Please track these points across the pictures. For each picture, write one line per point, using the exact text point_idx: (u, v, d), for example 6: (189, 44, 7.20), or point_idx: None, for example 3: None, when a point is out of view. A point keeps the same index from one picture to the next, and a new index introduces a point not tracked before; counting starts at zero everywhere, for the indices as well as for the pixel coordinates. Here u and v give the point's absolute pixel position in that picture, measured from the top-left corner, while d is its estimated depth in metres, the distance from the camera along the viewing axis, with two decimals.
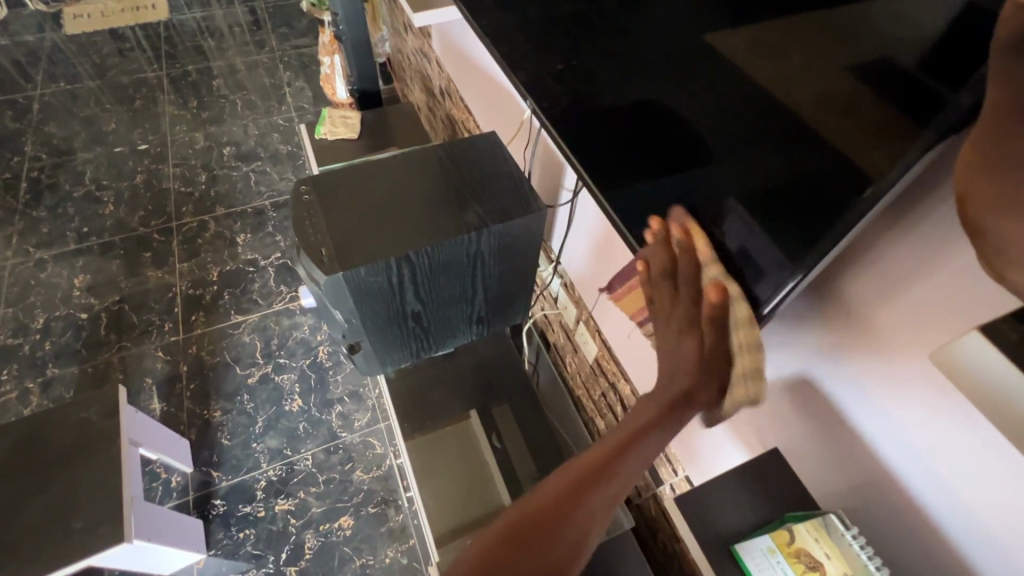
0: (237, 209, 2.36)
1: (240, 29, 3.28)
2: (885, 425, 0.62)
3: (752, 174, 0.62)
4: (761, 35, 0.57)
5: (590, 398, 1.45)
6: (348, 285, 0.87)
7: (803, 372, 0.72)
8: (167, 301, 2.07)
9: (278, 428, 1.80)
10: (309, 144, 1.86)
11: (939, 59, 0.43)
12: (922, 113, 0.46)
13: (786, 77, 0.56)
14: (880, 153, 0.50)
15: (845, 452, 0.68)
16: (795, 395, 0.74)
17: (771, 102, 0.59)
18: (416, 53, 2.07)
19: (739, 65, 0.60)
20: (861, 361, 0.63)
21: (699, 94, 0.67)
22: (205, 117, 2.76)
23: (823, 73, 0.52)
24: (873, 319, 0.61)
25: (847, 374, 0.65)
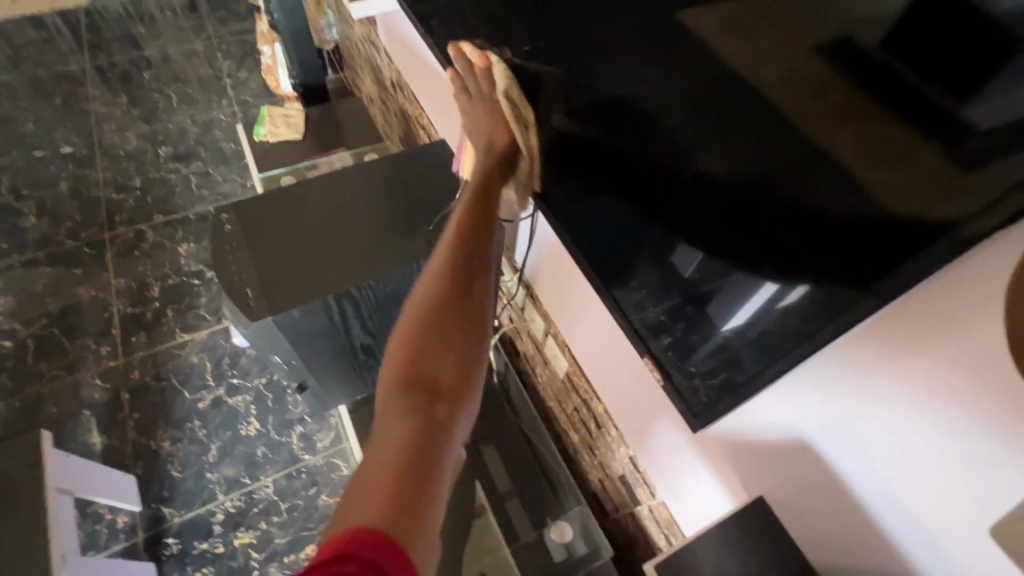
0: (177, 216, 2.17)
1: (173, 13, 3.01)
2: (891, 495, 0.59)
3: (732, 166, 0.59)
4: (727, 14, 0.53)
5: (562, 412, 1.39)
6: (282, 328, 0.77)
7: (794, 430, 0.67)
8: (103, 322, 1.90)
9: (234, 455, 1.67)
10: (248, 147, 1.71)
11: (952, 73, 0.41)
12: (904, 108, 0.44)
13: (752, 59, 0.53)
14: (849, 140, 0.48)
15: (844, 515, 0.65)
16: (787, 452, 0.69)
17: (737, 90, 0.55)
18: (365, 41, 1.91)
19: (705, 47, 0.56)
20: (865, 429, 0.59)
21: (664, 85, 0.62)
22: (137, 113, 2.53)
23: (788, 54, 0.50)
24: (884, 387, 0.56)
25: (849, 440, 0.61)
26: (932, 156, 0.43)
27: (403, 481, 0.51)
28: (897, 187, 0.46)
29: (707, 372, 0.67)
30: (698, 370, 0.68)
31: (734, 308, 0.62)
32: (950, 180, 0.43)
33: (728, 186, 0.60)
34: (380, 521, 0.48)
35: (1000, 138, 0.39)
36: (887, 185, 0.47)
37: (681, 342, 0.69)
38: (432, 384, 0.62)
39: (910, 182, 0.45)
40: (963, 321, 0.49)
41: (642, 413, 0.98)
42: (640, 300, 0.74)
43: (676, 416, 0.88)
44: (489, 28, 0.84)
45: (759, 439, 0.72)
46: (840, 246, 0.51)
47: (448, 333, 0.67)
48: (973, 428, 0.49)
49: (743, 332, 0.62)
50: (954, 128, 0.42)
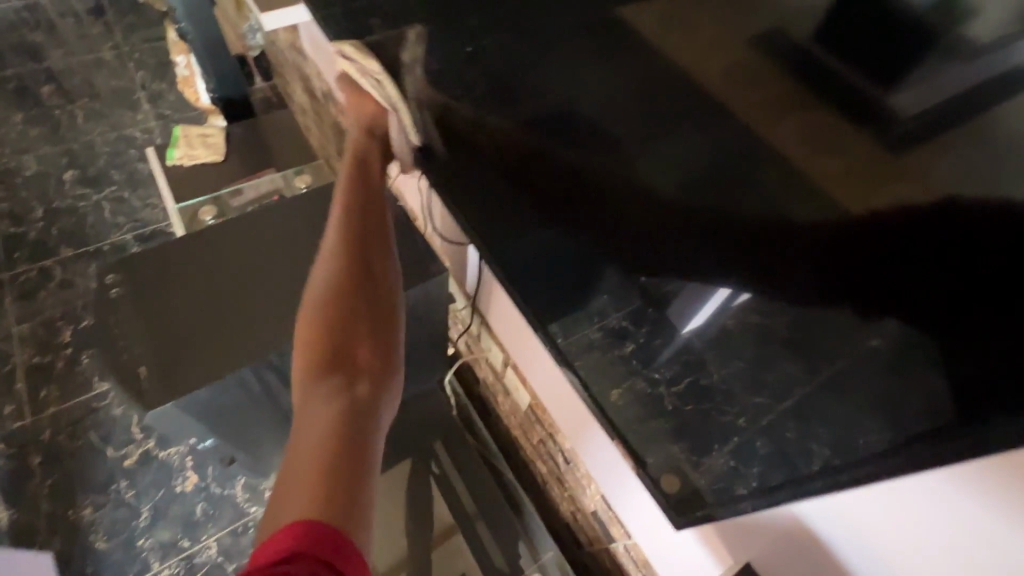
0: (89, 248, 1.95)
1: (75, 19, 2.70)
2: None
3: (668, 173, 0.52)
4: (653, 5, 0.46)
5: (528, 441, 1.31)
6: (207, 383, 0.66)
7: (785, 509, 0.64)
8: (4, 376, 1.67)
9: (169, 517, 1.50)
10: (161, 172, 1.53)
11: (883, 60, 0.35)
12: (839, 101, 0.38)
13: (681, 51, 0.46)
14: (790, 138, 0.41)
15: None
16: (784, 537, 0.66)
17: (670, 87, 0.48)
18: (290, 48, 1.75)
19: (633, 41, 0.49)
20: (874, 521, 0.56)
21: (597, 86, 0.55)
22: (36, 134, 2.26)
23: (718, 46, 0.43)
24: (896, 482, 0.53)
25: (857, 530, 0.58)
26: (865, 144, 0.37)
27: (336, 485, 0.52)
28: (840, 180, 0.39)
29: (671, 377, 0.62)
30: (662, 377, 0.63)
31: (692, 311, 0.57)
32: (887, 173, 0.37)
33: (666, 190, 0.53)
34: (323, 523, 0.49)
35: (941, 116, 0.33)
36: (829, 181, 0.40)
37: (644, 349, 0.64)
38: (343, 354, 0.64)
39: (854, 174, 0.38)
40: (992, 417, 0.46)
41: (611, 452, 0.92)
42: (604, 306, 0.68)
43: None
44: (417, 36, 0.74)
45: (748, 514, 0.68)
46: (790, 259, 0.45)
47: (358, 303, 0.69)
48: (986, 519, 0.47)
49: (703, 333, 0.56)
50: (885, 120, 0.36)
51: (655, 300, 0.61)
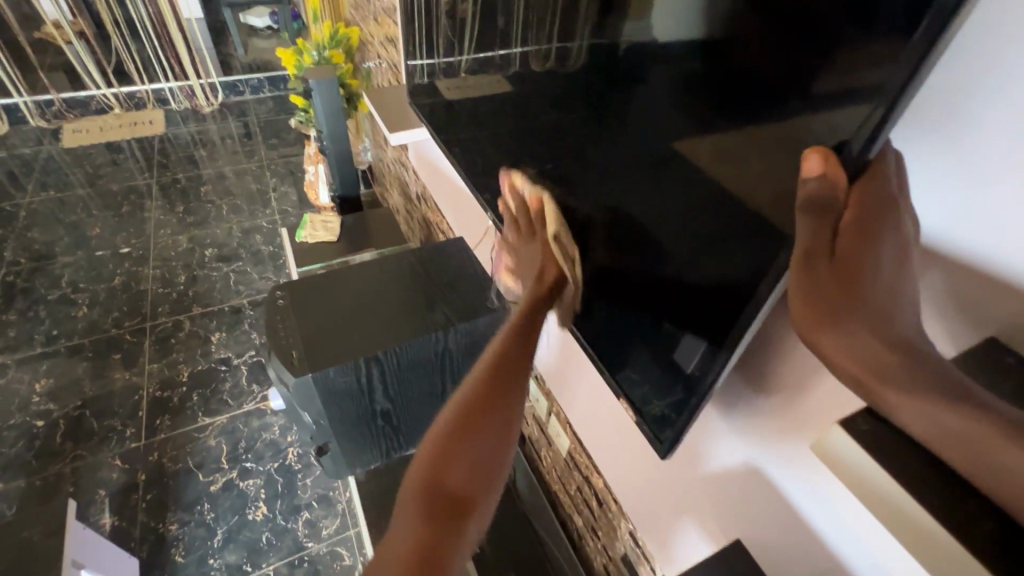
0: (214, 307, 2.38)
1: (232, 140, 3.51)
2: (833, 515, 0.61)
3: (714, 273, 0.62)
4: (722, 142, 0.56)
5: (567, 493, 1.42)
6: (333, 367, 0.89)
7: (749, 464, 0.71)
8: (132, 405, 2.01)
9: (239, 541, 1.68)
10: (289, 247, 1.95)
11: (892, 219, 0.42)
12: None
13: (744, 180, 0.54)
14: None
15: (797, 541, 0.66)
16: (747, 492, 0.72)
17: (731, 205, 0.57)
18: (395, 162, 2.25)
19: (705, 173, 0.60)
20: (789, 443, 0.64)
21: (655, 202, 0.70)
22: (190, 221, 2.88)
23: (773, 179, 0.51)
24: (799, 401, 0.61)
25: (786, 459, 0.65)
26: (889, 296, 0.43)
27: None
28: None
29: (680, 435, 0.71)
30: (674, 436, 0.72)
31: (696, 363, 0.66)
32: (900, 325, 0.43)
33: (693, 287, 0.66)
34: None
35: None
36: None
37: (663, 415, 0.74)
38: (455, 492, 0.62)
39: None
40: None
41: (631, 477, 1.04)
42: (644, 395, 0.78)
43: (659, 490, 0.95)
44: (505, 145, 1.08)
45: (728, 476, 0.75)
46: None
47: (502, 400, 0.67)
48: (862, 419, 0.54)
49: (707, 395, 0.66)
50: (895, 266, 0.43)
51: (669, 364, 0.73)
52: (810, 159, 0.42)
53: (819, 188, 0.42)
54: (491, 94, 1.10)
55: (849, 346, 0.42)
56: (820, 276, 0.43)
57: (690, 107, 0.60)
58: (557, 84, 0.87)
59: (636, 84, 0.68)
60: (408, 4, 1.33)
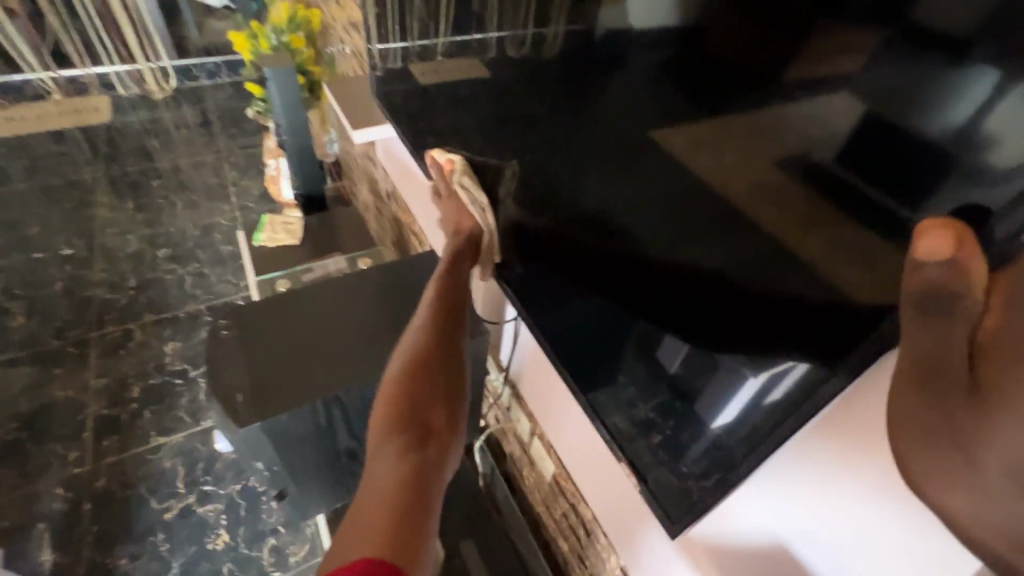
0: (168, 314, 2.20)
1: (187, 129, 3.26)
2: None
3: (701, 263, 0.65)
4: (695, 131, 0.60)
5: (551, 517, 1.34)
6: (291, 410, 0.77)
7: (771, 537, 0.69)
8: (75, 425, 1.83)
9: (198, 573, 1.55)
10: (247, 252, 1.79)
11: (906, 190, 0.45)
12: (866, 214, 0.48)
13: (721, 169, 0.59)
14: (817, 240, 0.52)
15: None
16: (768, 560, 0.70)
17: (708, 194, 0.61)
18: (363, 156, 2.10)
19: (679, 162, 0.63)
20: (827, 527, 0.62)
21: (629, 195, 0.72)
22: (141, 218, 2.66)
23: (753, 167, 0.56)
24: (842, 486, 0.59)
25: (822, 540, 0.63)
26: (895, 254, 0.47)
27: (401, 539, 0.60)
28: (863, 288, 0.49)
29: (699, 472, 0.70)
30: (691, 470, 0.71)
31: (720, 405, 0.66)
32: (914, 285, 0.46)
33: (679, 279, 0.68)
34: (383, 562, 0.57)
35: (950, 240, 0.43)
36: (862, 287, 0.50)
37: (673, 438, 0.72)
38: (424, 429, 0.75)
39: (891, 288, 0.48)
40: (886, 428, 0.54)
41: (625, 512, 0.96)
42: (631, 397, 0.78)
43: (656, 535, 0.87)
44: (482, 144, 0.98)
45: (745, 545, 0.72)
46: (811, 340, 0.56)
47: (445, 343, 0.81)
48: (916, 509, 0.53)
49: (733, 430, 0.65)
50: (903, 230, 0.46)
51: (684, 394, 0.71)
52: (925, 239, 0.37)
53: (926, 283, 0.37)
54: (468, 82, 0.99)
55: (958, 501, 0.39)
56: (932, 391, 0.39)
57: (660, 97, 0.63)
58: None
59: (608, 73, 0.69)
60: None
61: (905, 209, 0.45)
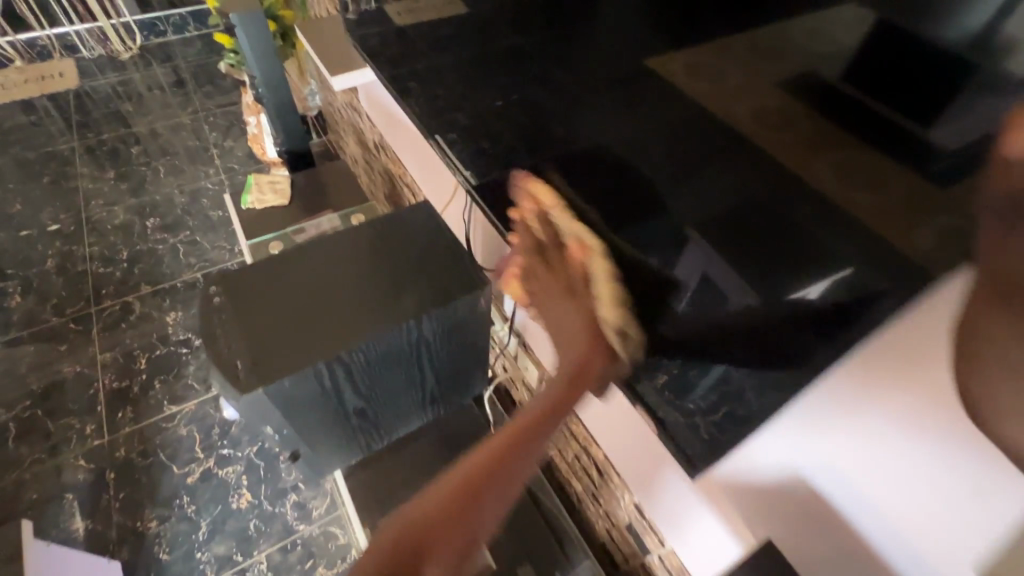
0: (164, 285, 2.17)
1: (161, 90, 3.10)
2: (876, 518, 0.62)
3: (700, 199, 0.60)
4: (698, 53, 0.58)
5: (564, 460, 1.35)
6: (294, 373, 0.75)
7: (793, 471, 0.68)
8: (87, 400, 1.85)
9: (225, 531, 1.60)
10: (235, 215, 1.74)
11: (907, 102, 0.45)
12: (870, 136, 0.48)
13: (723, 98, 0.57)
14: (826, 169, 0.51)
15: (828, 532, 0.68)
16: (785, 491, 0.70)
17: (710, 124, 0.58)
18: (346, 107, 1.99)
19: (679, 91, 0.60)
20: (837, 450, 0.63)
21: (624, 126, 0.67)
22: (124, 188, 2.57)
23: (758, 93, 0.54)
24: (861, 412, 0.60)
25: (834, 466, 0.64)
26: (904, 175, 0.46)
27: None
28: (876, 210, 0.49)
29: (708, 407, 0.65)
30: (698, 407, 0.66)
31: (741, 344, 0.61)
32: (926, 200, 0.46)
33: (679, 225, 0.63)
34: None
35: (969, 154, 0.43)
36: (870, 210, 0.49)
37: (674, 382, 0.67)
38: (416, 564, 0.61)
39: (890, 207, 0.48)
40: (925, 356, 0.54)
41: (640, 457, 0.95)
42: None
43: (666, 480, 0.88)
44: (466, 90, 0.90)
45: (758, 478, 0.73)
46: (818, 271, 0.54)
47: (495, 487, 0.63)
48: (953, 437, 0.53)
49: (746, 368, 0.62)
50: (919, 148, 0.45)
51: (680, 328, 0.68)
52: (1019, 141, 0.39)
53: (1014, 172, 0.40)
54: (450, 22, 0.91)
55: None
56: None
57: (663, 27, 0.61)
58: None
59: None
60: None
61: (916, 127, 0.45)
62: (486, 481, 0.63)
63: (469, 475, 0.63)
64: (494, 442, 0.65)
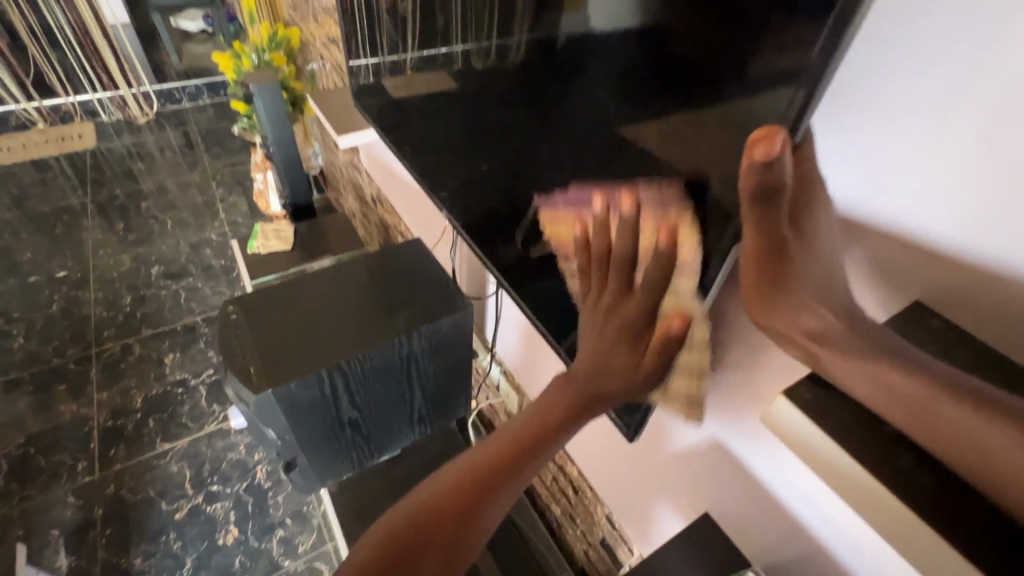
0: (165, 328, 2.27)
1: (172, 151, 3.33)
2: (779, 473, 0.63)
3: None
4: (662, 127, 0.56)
5: (543, 484, 1.42)
6: (300, 378, 0.87)
7: (710, 437, 0.70)
8: (82, 437, 1.89)
9: (210, 566, 1.62)
10: (242, 259, 1.89)
11: None
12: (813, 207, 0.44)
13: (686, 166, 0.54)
14: None
15: (747, 497, 0.68)
16: (707, 459, 0.73)
17: None
18: (348, 166, 2.20)
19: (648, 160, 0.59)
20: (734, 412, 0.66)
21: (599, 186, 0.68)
22: (132, 239, 2.72)
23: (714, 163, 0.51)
24: (747, 370, 0.62)
25: (736, 427, 0.66)
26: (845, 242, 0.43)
27: None
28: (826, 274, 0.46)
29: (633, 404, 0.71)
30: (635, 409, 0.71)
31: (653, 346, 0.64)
32: None
33: None
34: None
35: None
36: None
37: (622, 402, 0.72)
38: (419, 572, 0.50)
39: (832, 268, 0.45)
40: None
41: (606, 466, 1.04)
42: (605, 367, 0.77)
43: (627, 481, 0.97)
44: (451, 152, 1.05)
45: (687, 447, 0.76)
46: None
47: (491, 509, 0.53)
48: None
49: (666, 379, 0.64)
50: None
51: None
52: (752, 145, 0.32)
53: (769, 175, 0.32)
54: (435, 94, 1.07)
55: None
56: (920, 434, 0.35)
57: (630, 96, 0.59)
58: (496, 85, 0.85)
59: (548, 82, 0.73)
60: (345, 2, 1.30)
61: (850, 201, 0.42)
62: (500, 488, 0.54)
63: (482, 476, 0.54)
64: (509, 443, 0.56)
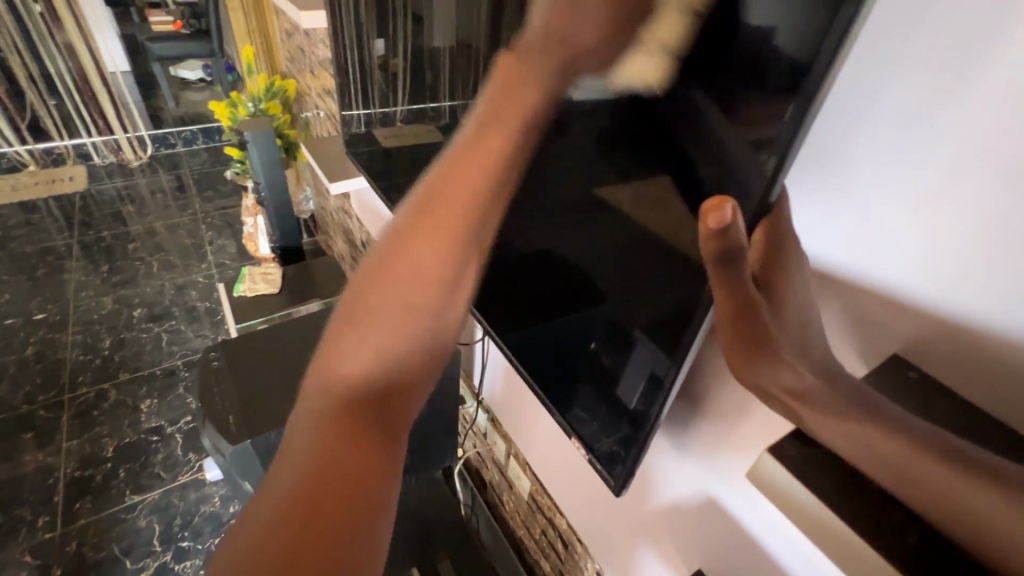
0: (143, 372, 2.21)
1: (163, 194, 3.35)
2: (773, 530, 0.61)
3: (657, 310, 0.58)
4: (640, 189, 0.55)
5: (532, 538, 1.37)
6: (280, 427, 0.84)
7: (703, 491, 0.69)
8: (46, 490, 1.80)
9: None
10: (227, 302, 1.87)
11: None
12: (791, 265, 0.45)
13: (665, 225, 0.53)
14: None
15: (743, 555, 0.66)
16: (700, 515, 0.71)
17: (655, 247, 0.56)
18: (338, 211, 2.23)
19: (629, 221, 0.58)
20: (725, 464, 0.65)
21: (583, 241, 0.68)
22: (115, 281, 2.69)
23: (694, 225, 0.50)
24: (735, 423, 0.61)
25: (728, 480, 0.65)
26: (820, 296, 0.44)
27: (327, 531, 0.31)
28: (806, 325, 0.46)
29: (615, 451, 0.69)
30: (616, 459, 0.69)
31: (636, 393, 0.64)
32: None
33: (630, 325, 0.63)
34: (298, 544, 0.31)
35: None
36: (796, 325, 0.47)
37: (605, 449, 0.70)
38: (390, 391, 0.35)
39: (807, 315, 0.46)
40: None
41: (597, 520, 1.00)
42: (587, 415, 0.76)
43: (617, 534, 0.94)
44: None
45: (679, 502, 0.74)
46: None
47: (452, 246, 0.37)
48: None
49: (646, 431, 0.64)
50: None
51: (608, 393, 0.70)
52: (706, 213, 0.33)
53: (725, 241, 0.34)
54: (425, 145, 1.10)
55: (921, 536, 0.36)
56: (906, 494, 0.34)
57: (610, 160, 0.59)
58: None
59: None
60: (340, 58, 1.35)
61: None
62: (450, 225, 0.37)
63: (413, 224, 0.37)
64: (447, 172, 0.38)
